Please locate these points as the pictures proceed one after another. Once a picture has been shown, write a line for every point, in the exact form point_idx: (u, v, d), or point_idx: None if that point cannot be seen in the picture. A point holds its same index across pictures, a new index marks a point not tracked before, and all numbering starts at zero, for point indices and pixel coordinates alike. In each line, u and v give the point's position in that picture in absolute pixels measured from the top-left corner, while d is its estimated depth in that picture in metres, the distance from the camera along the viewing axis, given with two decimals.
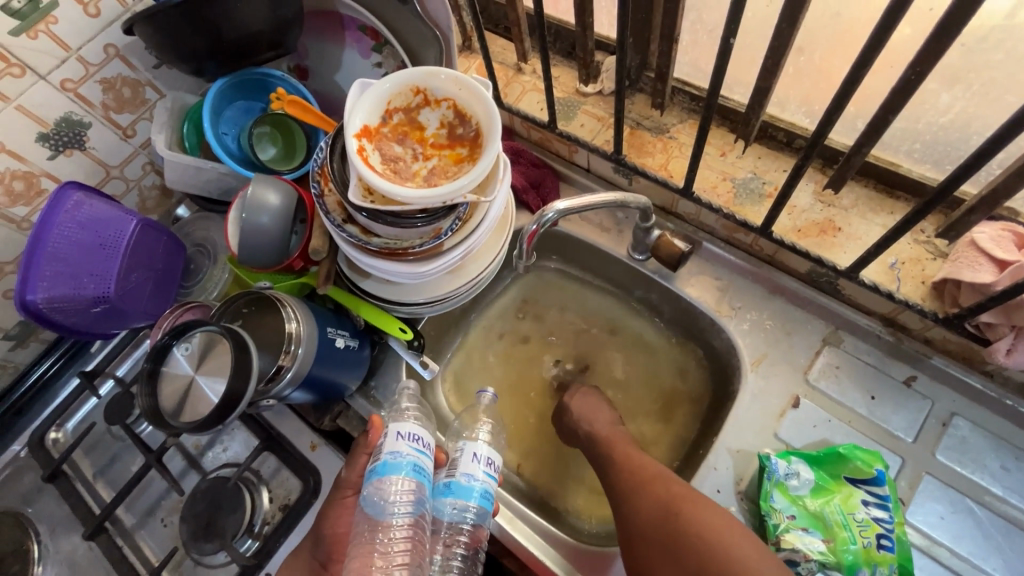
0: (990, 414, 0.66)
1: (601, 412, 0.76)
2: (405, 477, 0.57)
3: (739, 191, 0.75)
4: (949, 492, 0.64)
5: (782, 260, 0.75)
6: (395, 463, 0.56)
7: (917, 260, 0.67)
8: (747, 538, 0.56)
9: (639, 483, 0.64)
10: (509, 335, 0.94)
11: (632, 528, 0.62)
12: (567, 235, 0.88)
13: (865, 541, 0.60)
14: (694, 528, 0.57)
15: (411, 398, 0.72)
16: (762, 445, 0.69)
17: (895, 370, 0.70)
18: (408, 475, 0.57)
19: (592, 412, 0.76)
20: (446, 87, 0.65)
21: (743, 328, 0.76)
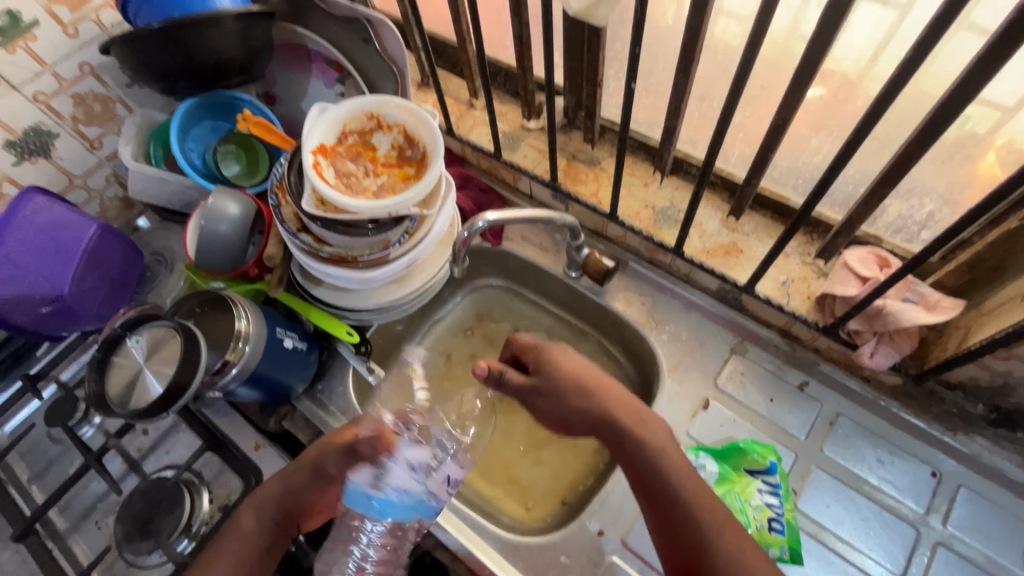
0: (869, 414, 0.76)
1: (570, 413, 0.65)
2: (404, 514, 0.57)
3: (658, 218, 0.85)
4: (835, 483, 0.72)
5: (695, 279, 0.85)
6: (398, 502, 0.56)
7: (804, 279, 0.77)
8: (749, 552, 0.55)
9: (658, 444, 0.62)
10: (457, 348, 1.00)
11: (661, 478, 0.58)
12: (509, 254, 0.96)
13: (759, 523, 0.68)
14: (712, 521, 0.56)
15: None
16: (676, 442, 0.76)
17: (791, 376, 0.79)
18: (406, 511, 0.57)
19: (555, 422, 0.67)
20: (397, 114, 0.74)
21: (663, 339, 0.84)
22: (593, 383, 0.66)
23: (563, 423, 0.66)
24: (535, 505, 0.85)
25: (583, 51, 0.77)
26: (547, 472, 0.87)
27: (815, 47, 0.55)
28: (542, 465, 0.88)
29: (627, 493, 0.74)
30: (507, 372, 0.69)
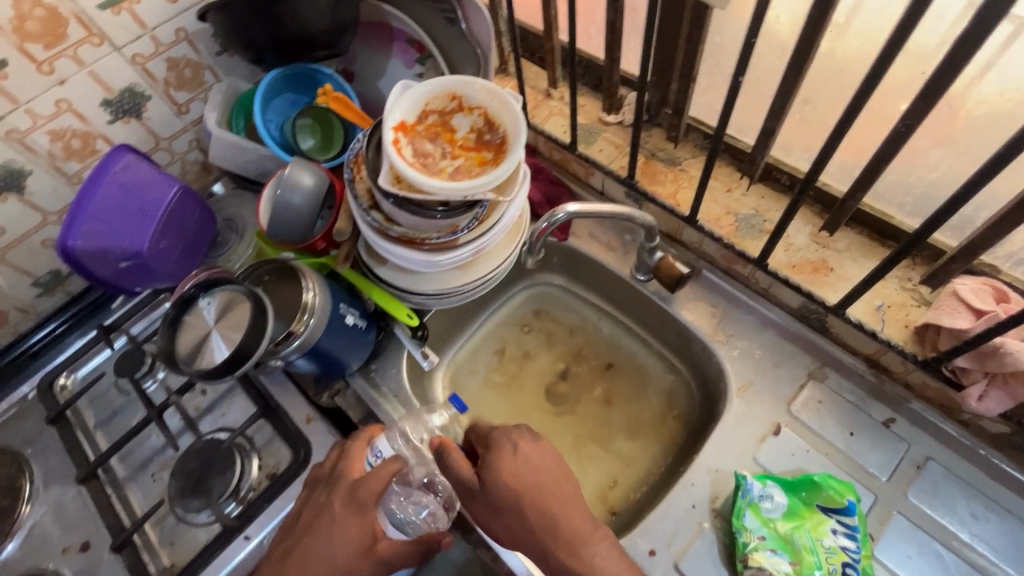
0: (964, 462, 0.68)
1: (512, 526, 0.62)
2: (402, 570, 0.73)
3: (740, 226, 0.79)
4: (918, 533, 0.66)
5: (776, 294, 0.79)
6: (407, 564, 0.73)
7: (902, 307, 0.71)
8: None
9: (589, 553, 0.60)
10: (510, 343, 0.99)
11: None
12: (575, 251, 0.93)
13: (831, 567, 0.62)
14: None
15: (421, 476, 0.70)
16: (740, 467, 0.71)
17: (875, 410, 0.72)
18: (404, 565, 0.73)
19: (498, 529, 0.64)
20: (480, 96, 0.72)
21: (733, 354, 0.79)
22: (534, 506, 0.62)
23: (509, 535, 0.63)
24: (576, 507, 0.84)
25: (679, 43, 0.73)
26: (592, 474, 0.87)
27: (960, 49, 0.49)
28: (589, 463, 0.88)
29: (682, 515, 0.69)
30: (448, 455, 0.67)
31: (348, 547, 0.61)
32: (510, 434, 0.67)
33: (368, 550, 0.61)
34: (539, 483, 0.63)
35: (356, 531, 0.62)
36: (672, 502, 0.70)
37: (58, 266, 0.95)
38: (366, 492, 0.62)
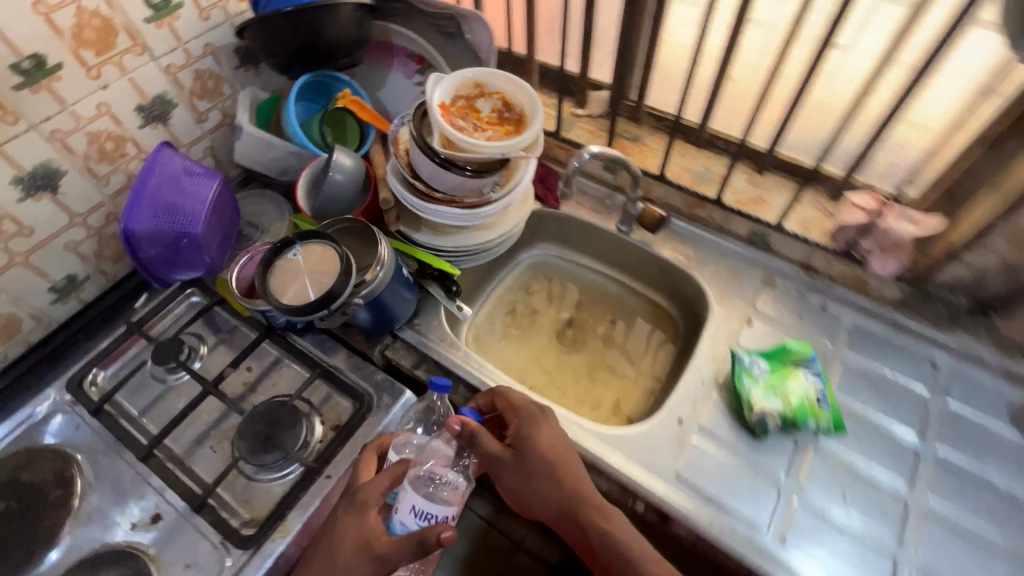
0: (875, 323, 0.93)
1: (537, 488, 0.74)
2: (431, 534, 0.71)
3: (696, 178, 1.04)
4: (861, 375, 0.89)
5: (729, 227, 1.03)
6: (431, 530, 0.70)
7: (818, 220, 0.97)
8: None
9: (599, 510, 0.71)
10: (518, 303, 1.14)
11: (610, 548, 0.69)
12: (568, 217, 1.12)
13: (810, 399, 0.83)
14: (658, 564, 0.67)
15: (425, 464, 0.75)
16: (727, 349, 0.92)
17: (813, 298, 0.97)
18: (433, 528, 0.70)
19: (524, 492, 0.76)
20: (500, 84, 0.91)
21: (706, 275, 1.01)
22: (560, 468, 0.75)
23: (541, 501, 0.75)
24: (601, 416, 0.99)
25: (638, 42, 0.98)
26: (609, 391, 1.03)
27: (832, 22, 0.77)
28: (602, 383, 1.04)
29: (695, 390, 0.88)
30: (470, 429, 0.76)
31: (349, 544, 0.68)
32: (535, 415, 0.78)
33: (365, 546, 0.68)
34: (553, 455, 0.75)
35: (356, 529, 0.69)
36: (686, 382, 0.88)
37: (75, 271, 0.96)
38: (366, 493, 0.71)
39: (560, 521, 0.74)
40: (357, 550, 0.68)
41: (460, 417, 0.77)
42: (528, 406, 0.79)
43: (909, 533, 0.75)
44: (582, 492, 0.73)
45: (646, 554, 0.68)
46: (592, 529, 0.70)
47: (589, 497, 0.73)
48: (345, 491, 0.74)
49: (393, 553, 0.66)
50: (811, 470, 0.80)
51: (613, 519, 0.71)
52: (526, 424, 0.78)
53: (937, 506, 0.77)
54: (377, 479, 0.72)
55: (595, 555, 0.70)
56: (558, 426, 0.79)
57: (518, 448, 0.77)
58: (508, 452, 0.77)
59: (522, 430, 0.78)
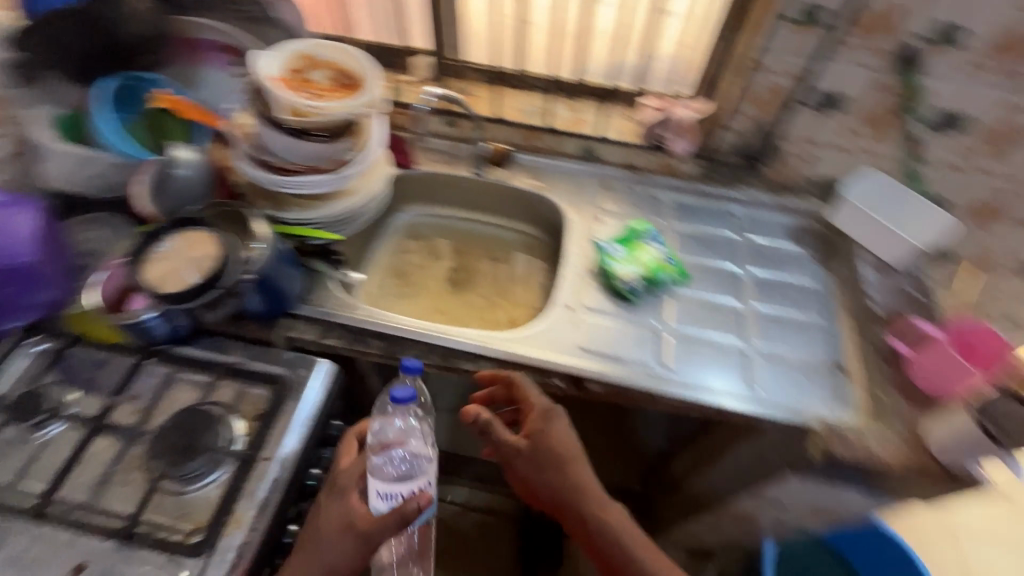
0: (687, 195, 1.16)
1: (539, 480, 0.86)
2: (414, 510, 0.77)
3: (525, 113, 1.20)
4: (687, 236, 1.12)
5: (562, 149, 1.20)
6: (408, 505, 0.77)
7: (628, 127, 1.17)
8: (632, 538, 0.84)
9: (595, 496, 0.85)
10: (402, 265, 1.20)
11: (595, 534, 0.84)
12: (426, 175, 1.19)
13: (658, 260, 1.02)
14: (615, 535, 0.84)
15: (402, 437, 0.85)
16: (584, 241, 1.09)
17: (641, 189, 1.18)
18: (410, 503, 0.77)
19: (529, 474, 0.86)
20: (329, 53, 0.95)
21: (556, 193, 1.17)
22: (563, 463, 0.86)
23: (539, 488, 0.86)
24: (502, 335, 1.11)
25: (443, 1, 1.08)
26: (504, 312, 1.15)
27: None
28: (497, 309, 1.15)
29: (572, 281, 1.03)
30: (486, 429, 0.86)
31: (335, 526, 0.75)
32: (547, 413, 0.87)
33: (349, 525, 0.75)
34: (563, 453, 0.86)
35: (340, 511, 0.76)
36: (564, 275, 1.04)
37: None
38: (346, 479, 0.79)
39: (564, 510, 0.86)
40: (342, 531, 0.75)
41: (477, 409, 0.86)
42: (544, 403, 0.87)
43: (749, 332, 0.98)
44: (585, 489, 0.85)
45: (636, 542, 0.84)
46: (590, 522, 0.84)
47: (590, 489, 0.85)
48: (329, 480, 0.82)
49: (377, 528, 0.74)
50: (674, 311, 1.00)
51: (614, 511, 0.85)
52: (547, 423, 0.87)
53: (761, 309, 1.01)
54: (356, 463, 0.81)
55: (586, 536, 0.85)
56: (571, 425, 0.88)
57: (535, 446, 0.86)
58: (523, 443, 0.86)
59: (540, 427, 0.86)
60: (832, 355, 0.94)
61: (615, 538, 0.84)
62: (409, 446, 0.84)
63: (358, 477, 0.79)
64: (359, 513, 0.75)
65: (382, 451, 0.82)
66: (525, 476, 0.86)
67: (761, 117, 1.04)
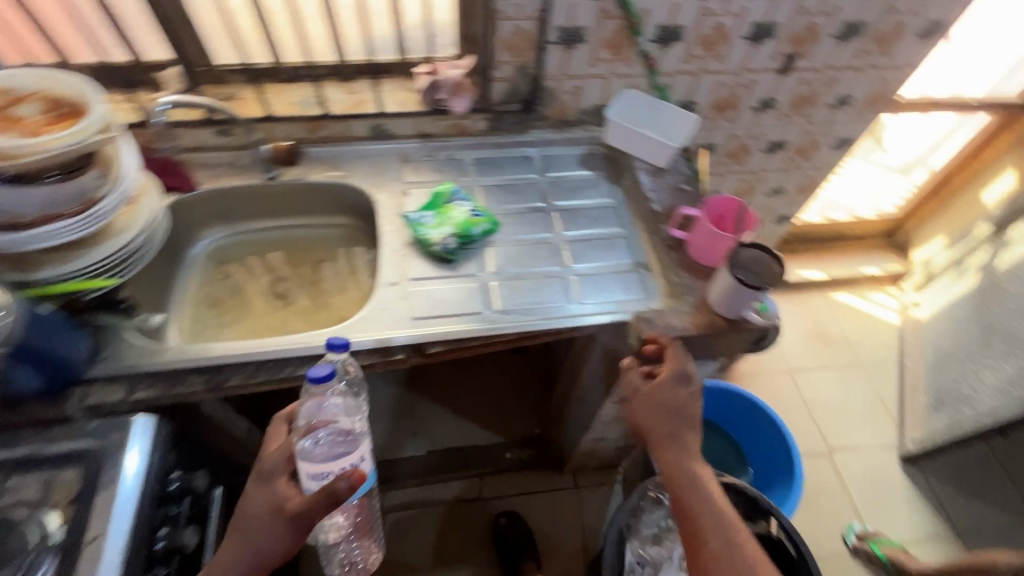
0: (485, 150, 1.23)
1: (661, 417, 0.86)
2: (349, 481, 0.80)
3: (300, 105, 1.14)
4: (492, 187, 1.18)
5: (353, 133, 1.18)
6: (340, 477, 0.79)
7: (410, 96, 1.18)
8: (721, 513, 0.81)
9: (694, 459, 0.85)
10: (217, 291, 1.12)
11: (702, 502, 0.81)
12: (214, 192, 1.11)
13: (467, 216, 1.06)
14: (726, 534, 0.78)
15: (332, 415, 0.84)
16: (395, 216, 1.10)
17: (441, 154, 1.21)
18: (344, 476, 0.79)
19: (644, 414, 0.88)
20: (36, 85, 0.85)
21: (358, 178, 1.16)
22: (681, 414, 0.87)
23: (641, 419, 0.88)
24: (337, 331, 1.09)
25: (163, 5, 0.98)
26: (338, 308, 1.13)
27: None
28: (329, 307, 1.13)
29: (393, 258, 1.04)
30: (645, 381, 0.89)
31: (263, 511, 0.77)
32: (682, 374, 0.88)
33: (278, 509, 0.76)
34: (681, 404, 0.87)
35: (265, 497, 0.78)
36: (383, 255, 1.04)
37: None
38: (271, 464, 0.80)
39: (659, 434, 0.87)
40: (272, 514, 0.76)
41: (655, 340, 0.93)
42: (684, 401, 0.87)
43: (562, 258, 1.07)
44: (688, 443, 0.86)
45: (715, 506, 0.81)
46: (691, 480, 0.83)
47: (691, 441, 0.86)
48: (255, 466, 0.82)
49: (304, 511, 0.74)
50: (493, 259, 1.06)
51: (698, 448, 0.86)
52: (670, 381, 0.87)
53: (569, 234, 1.11)
54: (280, 449, 0.80)
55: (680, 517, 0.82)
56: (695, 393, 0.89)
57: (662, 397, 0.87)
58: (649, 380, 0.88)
59: (677, 369, 0.88)
60: (632, 257, 1.06)
61: (725, 545, 0.78)
62: (339, 423, 0.83)
63: (285, 461, 0.79)
64: (288, 496, 0.76)
65: (306, 434, 0.81)
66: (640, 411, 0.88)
67: (520, 61, 1.10)
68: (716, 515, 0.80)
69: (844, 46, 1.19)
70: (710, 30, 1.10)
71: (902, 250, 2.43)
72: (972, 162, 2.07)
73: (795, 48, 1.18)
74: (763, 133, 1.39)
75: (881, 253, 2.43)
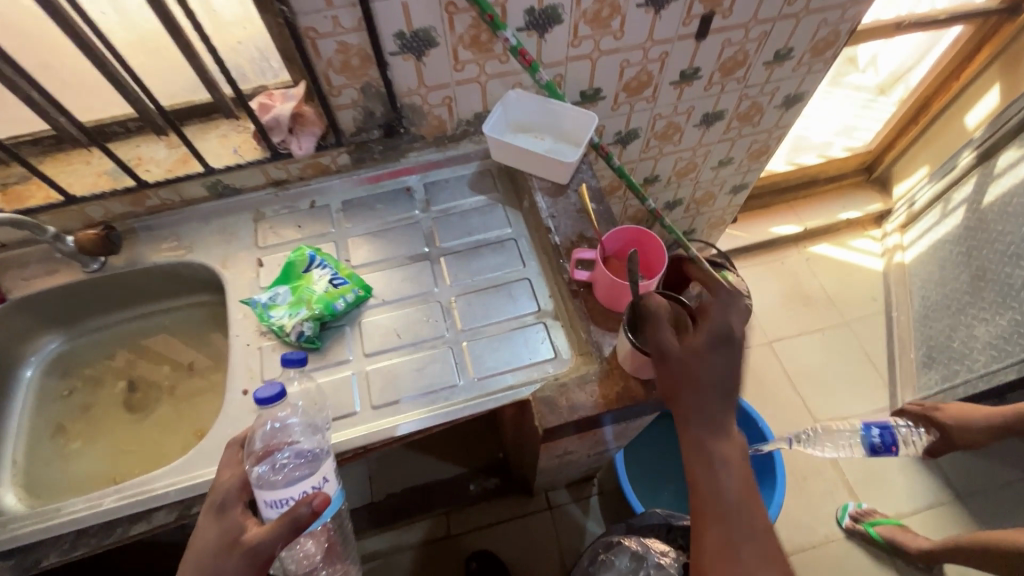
0: (354, 188, 1.02)
1: (688, 385, 0.67)
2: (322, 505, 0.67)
3: (114, 175, 0.93)
4: (367, 234, 0.98)
5: (188, 196, 0.97)
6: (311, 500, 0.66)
7: (245, 141, 0.96)
8: (751, 519, 0.64)
9: (720, 445, 0.67)
10: (62, 410, 0.95)
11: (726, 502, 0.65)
12: (29, 299, 0.92)
13: (327, 287, 0.86)
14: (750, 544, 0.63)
15: (302, 433, 0.73)
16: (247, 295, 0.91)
17: (301, 204, 1.00)
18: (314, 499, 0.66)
19: (666, 382, 0.69)
20: None
21: (202, 252, 0.95)
22: (711, 387, 0.68)
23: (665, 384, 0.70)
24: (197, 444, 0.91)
25: None
26: (203, 409, 0.95)
27: None
28: (194, 408, 0.96)
29: (244, 354, 0.85)
30: (680, 341, 0.69)
31: (214, 549, 0.61)
32: (712, 341, 0.68)
33: (235, 542, 0.61)
34: (704, 376, 0.67)
35: (218, 533, 0.62)
36: (232, 353, 0.85)
37: None
38: (223, 493, 0.65)
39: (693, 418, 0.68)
40: (225, 552, 0.61)
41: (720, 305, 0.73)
42: (718, 317, 0.69)
43: (451, 319, 0.88)
44: (710, 423, 0.68)
45: (753, 519, 0.64)
46: (713, 474, 0.66)
47: (712, 418, 0.68)
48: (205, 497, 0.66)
49: (265, 541, 0.60)
50: (367, 335, 0.87)
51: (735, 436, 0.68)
52: (702, 346, 0.68)
53: (459, 286, 0.91)
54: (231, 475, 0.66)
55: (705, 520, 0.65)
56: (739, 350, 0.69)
57: (689, 341, 0.69)
58: (677, 346, 0.69)
59: (704, 338, 0.69)
60: (535, 304, 0.88)
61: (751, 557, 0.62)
62: (298, 444, 0.71)
63: (241, 489, 0.65)
64: (246, 527, 0.62)
65: (261, 459, 0.69)
66: (669, 368, 0.69)
67: (362, 82, 0.88)
68: (752, 525, 0.64)
69: None
70: (595, 4, 0.86)
71: (883, 186, 2.21)
72: (950, 83, 1.82)
73: (710, 7, 0.94)
74: (693, 108, 1.17)
75: (860, 193, 2.21)
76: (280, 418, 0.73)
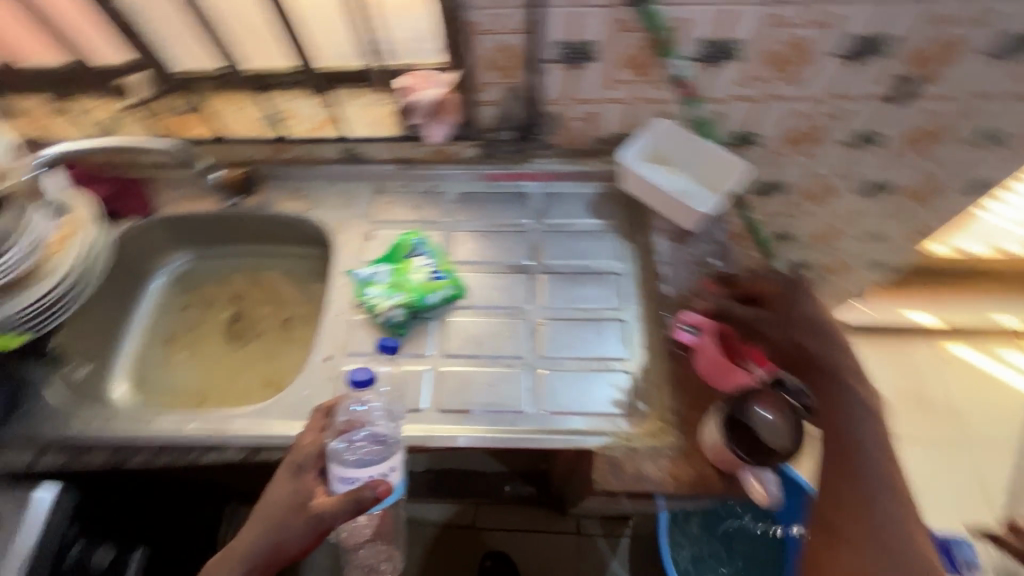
0: (473, 181, 1.01)
1: (800, 336, 0.75)
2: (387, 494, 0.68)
3: (267, 122, 0.99)
4: (474, 231, 0.96)
5: (323, 155, 1.02)
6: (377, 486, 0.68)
7: (382, 113, 0.97)
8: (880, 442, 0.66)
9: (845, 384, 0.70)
10: (174, 322, 1.05)
11: (858, 433, 0.67)
12: (174, 218, 1.02)
13: (424, 278, 0.87)
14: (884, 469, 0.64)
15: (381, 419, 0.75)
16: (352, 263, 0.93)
17: (420, 186, 1.01)
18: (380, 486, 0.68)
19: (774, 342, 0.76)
20: None
21: (322, 211, 0.99)
22: (822, 330, 0.75)
23: (775, 350, 0.77)
24: (271, 393, 0.96)
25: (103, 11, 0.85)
26: (285, 359, 1.01)
27: None
28: (279, 354, 1.01)
29: (336, 321, 0.88)
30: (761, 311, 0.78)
31: (284, 506, 0.65)
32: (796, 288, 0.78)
33: (302, 506, 0.65)
34: (820, 321, 0.75)
35: (290, 492, 0.66)
36: (325, 316, 0.88)
37: None
38: (302, 456, 0.68)
39: (811, 382, 0.73)
40: (293, 513, 0.65)
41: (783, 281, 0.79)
42: (788, 282, 0.79)
43: (536, 341, 0.85)
44: (835, 362, 0.72)
45: (887, 465, 0.64)
46: (842, 409, 0.68)
47: (842, 357, 0.72)
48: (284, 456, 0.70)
49: (329, 512, 0.63)
50: (450, 334, 0.86)
51: (868, 384, 0.70)
52: (802, 299, 0.77)
53: (552, 309, 0.88)
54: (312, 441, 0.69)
55: (841, 512, 0.63)
56: (818, 297, 0.78)
57: (778, 310, 0.78)
58: (764, 312, 0.78)
59: (798, 298, 0.77)
60: (625, 351, 0.83)
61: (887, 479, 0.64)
62: (376, 427, 0.74)
63: (318, 457, 0.68)
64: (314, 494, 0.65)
65: (340, 435, 0.71)
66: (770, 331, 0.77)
67: (511, 83, 0.86)
68: (886, 466, 0.64)
69: (997, 68, 0.82)
70: (780, 44, 0.78)
71: None
72: None
73: (914, 69, 0.83)
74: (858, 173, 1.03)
75: None
76: (365, 400, 0.76)
